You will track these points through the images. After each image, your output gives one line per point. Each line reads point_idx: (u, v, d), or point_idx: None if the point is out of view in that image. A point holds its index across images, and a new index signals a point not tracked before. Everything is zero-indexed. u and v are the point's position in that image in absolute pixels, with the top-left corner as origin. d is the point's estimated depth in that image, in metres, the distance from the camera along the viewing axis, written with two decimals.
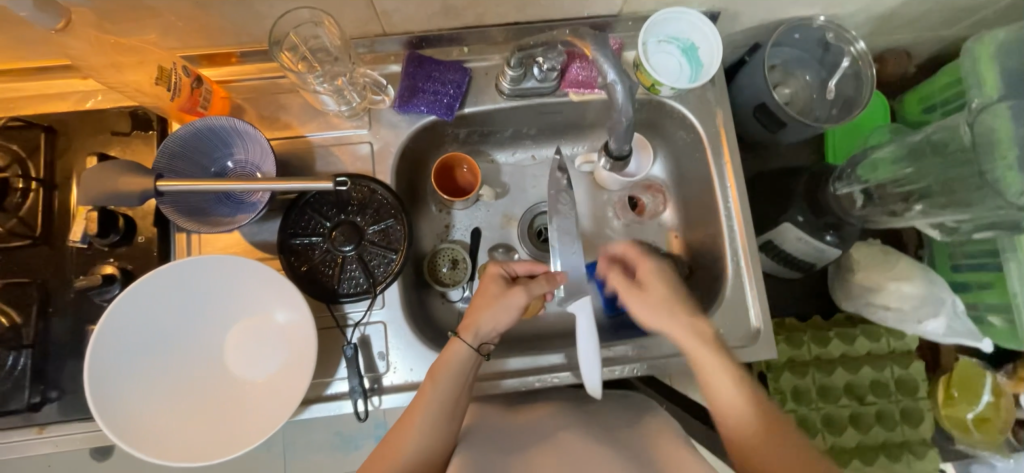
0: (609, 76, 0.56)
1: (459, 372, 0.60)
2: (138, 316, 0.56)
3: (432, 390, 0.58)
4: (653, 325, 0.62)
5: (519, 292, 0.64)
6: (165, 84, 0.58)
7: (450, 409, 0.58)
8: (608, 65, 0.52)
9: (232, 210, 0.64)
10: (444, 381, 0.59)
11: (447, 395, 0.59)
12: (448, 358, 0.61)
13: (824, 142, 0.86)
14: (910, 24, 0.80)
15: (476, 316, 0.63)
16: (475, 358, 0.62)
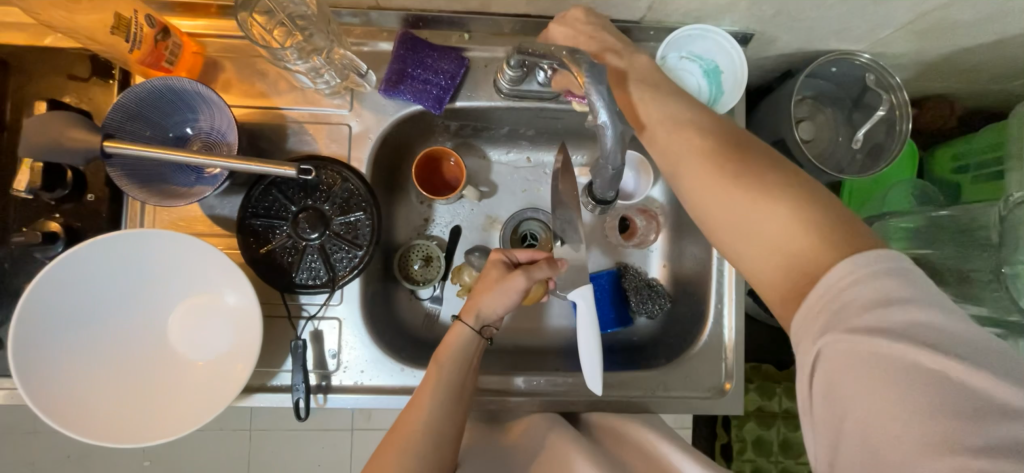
0: (601, 119, 0.44)
1: (461, 357, 0.57)
2: (75, 284, 0.53)
3: (437, 374, 0.55)
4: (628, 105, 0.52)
5: (520, 277, 0.58)
6: (123, 34, 0.52)
7: (456, 399, 0.55)
8: (600, 104, 0.43)
9: (191, 179, 0.59)
10: (451, 366, 0.56)
11: (455, 381, 0.56)
12: (450, 344, 0.58)
13: (842, 191, 0.82)
14: (959, 74, 0.73)
15: (476, 302, 0.59)
16: (476, 342, 0.59)
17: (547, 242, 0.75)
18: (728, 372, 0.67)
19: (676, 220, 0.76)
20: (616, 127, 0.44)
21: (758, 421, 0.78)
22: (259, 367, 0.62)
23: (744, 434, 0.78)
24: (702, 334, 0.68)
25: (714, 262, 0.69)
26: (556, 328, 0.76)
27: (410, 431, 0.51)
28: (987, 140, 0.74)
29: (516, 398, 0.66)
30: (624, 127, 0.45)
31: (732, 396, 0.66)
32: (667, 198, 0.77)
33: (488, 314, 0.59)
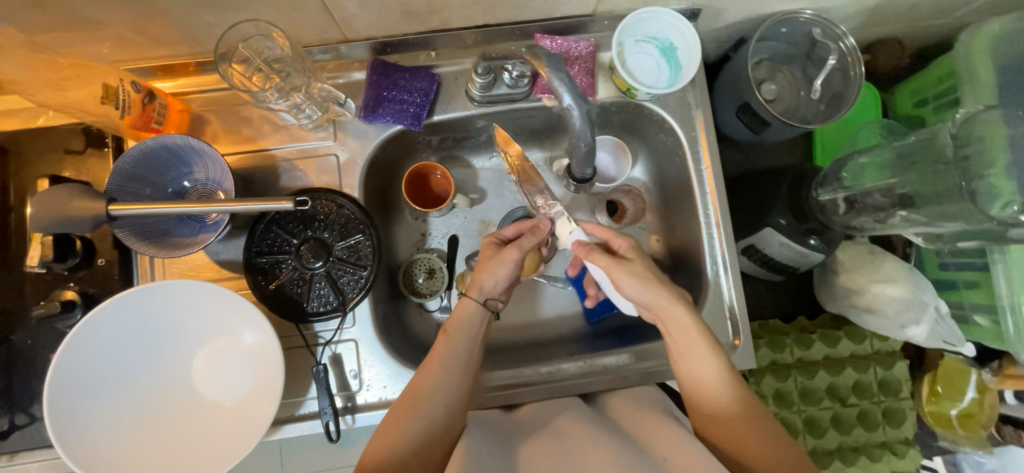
0: (564, 101, 0.52)
1: (471, 331, 0.60)
2: (98, 346, 0.55)
3: (446, 345, 0.59)
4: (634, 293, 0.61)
5: (514, 249, 0.63)
6: (112, 102, 0.56)
7: (465, 365, 0.58)
8: (562, 88, 0.52)
9: (195, 229, 0.62)
10: (461, 337, 0.60)
11: (464, 349, 0.59)
12: (458, 318, 0.61)
13: (812, 142, 0.86)
14: (902, 15, 0.76)
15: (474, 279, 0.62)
16: (483, 316, 0.62)
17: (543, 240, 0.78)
18: (736, 329, 0.68)
19: (659, 195, 0.80)
20: (579, 107, 0.53)
21: (774, 374, 0.80)
22: (284, 399, 0.63)
23: (763, 389, 0.80)
24: (704, 300, 0.70)
25: (702, 229, 0.71)
26: (566, 316, 0.79)
27: (419, 398, 0.54)
28: (939, 72, 0.78)
29: (537, 389, 0.68)
30: (585, 108, 0.54)
31: (743, 352, 0.67)
32: (648, 175, 0.81)
33: (484, 287, 0.62)
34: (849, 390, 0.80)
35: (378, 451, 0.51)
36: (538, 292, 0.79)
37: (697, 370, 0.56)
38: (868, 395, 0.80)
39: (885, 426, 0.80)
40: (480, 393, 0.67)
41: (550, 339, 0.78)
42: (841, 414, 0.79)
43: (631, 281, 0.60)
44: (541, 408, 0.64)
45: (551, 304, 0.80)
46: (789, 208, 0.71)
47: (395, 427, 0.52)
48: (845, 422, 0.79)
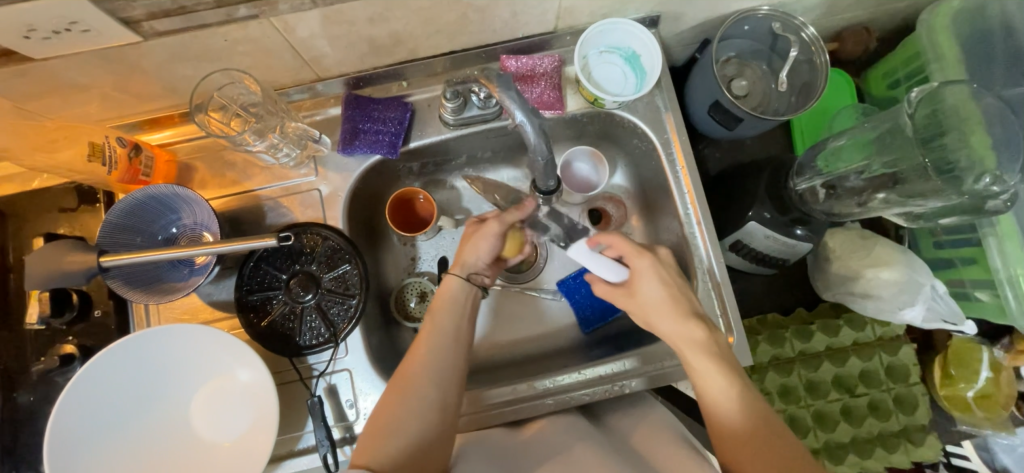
0: (517, 118, 0.56)
1: (456, 305, 0.63)
2: (95, 398, 0.56)
3: (432, 322, 0.61)
4: (656, 323, 0.61)
5: (494, 221, 0.66)
6: (99, 159, 0.58)
7: (453, 342, 0.60)
8: (515, 106, 0.55)
9: (185, 273, 0.64)
10: (445, 313, 0.62)
11: (451, 326, 0.61)
12: (443, 296, 0.64)
13: (791, 132, 0.87)
14: (862, 2, 0.77)
15: (458, 257, 0.66)
16: (469, 290, 0.65)
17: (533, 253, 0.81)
18: (729, 325, 0.68)
19: (643, 199, 0.80)
20: (532, 123, 0.56)
21: (777, 368, 0.78)
22: (283, 434, 0.64)
23: (768, 386, 0.78)
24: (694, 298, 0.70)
25: (685, 229, 0.71)
26: (559, 328, 0.79)
27: (412, 377, 0.55)
28: (906, 53, 0.79)
29: (534, 405, 0.67)
30: (537, 122, 0.57)
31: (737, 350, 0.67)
32: (629, 180, 0.82)
33: (465, 263, 0.66)
34: (857, 379, 0.78)
35: (376, 434, 0.51)
36: (532, 305, 0.80)
37: (708, 382, 0.55)
38: (877, 383, 0.78)
39: (899, 414, 0.78)
40: (479, 412, 0.67)
41: (547, 351, 0.78)
42: (852, 405, 0.78)
43: (651, 317, 0.61)
44: (538, 427, 0.63)
45: (543, 320, 0.79)
46: (770, 200, 0.70)
47: (387, 403, 0.54)
48: (856, 413, 0.77)
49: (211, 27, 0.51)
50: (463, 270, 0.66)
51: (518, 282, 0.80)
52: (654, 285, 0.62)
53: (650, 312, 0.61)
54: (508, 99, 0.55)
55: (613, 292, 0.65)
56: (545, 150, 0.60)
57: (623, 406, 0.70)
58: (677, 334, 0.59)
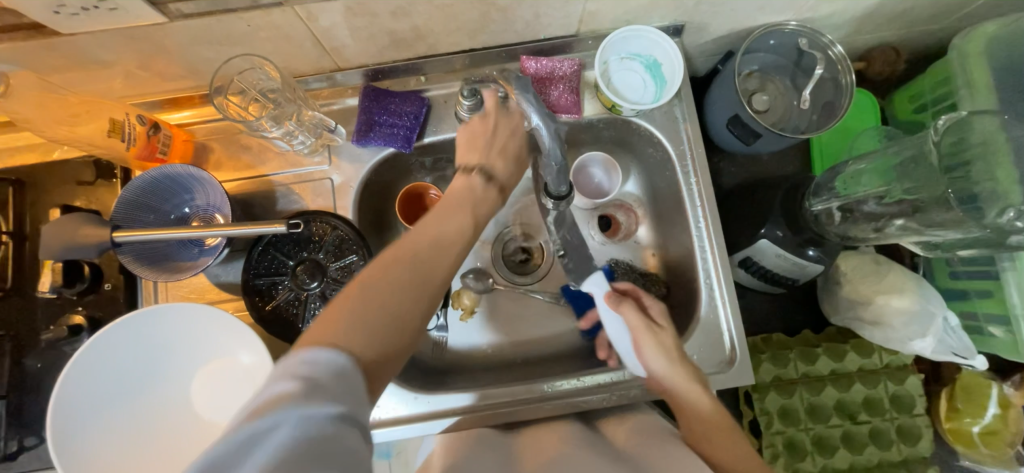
0: (533, 121, 0.56)
1: (467, 200, 0.54)
2: (100, 371, 0.57)
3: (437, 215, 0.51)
4: (658, 361, 0.59)
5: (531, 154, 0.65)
6: (118, 135, 0.59)
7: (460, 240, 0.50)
8: (530, 108, 0.56)
9: (195, 253, 0.64)
10: (451, 208, 0.52)
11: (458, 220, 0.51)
12: (453, 194, 0.55)
13: (810, 151, 0.86)
14: (893, 22, 0.76)
15: (461, 155, 0.60)
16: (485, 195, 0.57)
17: (540, 254, 0.82)
18: (733, 344, 0.67)
19: (653, 207, 0.80)
20: (548, 126, 0.57)
21: (779, 389, 0.77)
22: None
23: (768, 406, 0.77)
24: (698, 313, 0.69)
25: (695, 242, 0.71)
26: (562, 333, 0.79)
27: (408, 262, 0.45)
28: (936, 77, 0.77)
29: (530, 407, 0.67)
30: (554, 126, 0.57)
31: (740, 368, 0.66)
32: (641, 189, 0.81)
33: (472, 158, 0.59)
34: (859, 406, 0.77)
35: (355, 312, 0.40)
36: (535, 307, 0.79)
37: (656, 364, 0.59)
38: (880, 411, 0.77)
39: (900, 444, 0.76)
40: (474, 410, 0.67)
41: (547, 355, 0.78)
42: (852, 431, 0.76)
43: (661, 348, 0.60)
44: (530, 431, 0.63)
45: (546, 323, 0.79)
46: (783, 219, 0.70)
47: (376, 275, 0.42)
48: (856, 439, 0.76)
49: (236, 13, 0.52)
50: (472, 167, 0.58)
51: (523, 283, 0.80)
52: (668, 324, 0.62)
53: (666, 347, 0.60)
54: (525, 102, 0.56)
55: (642, 325, 0.61)
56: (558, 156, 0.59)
57: None
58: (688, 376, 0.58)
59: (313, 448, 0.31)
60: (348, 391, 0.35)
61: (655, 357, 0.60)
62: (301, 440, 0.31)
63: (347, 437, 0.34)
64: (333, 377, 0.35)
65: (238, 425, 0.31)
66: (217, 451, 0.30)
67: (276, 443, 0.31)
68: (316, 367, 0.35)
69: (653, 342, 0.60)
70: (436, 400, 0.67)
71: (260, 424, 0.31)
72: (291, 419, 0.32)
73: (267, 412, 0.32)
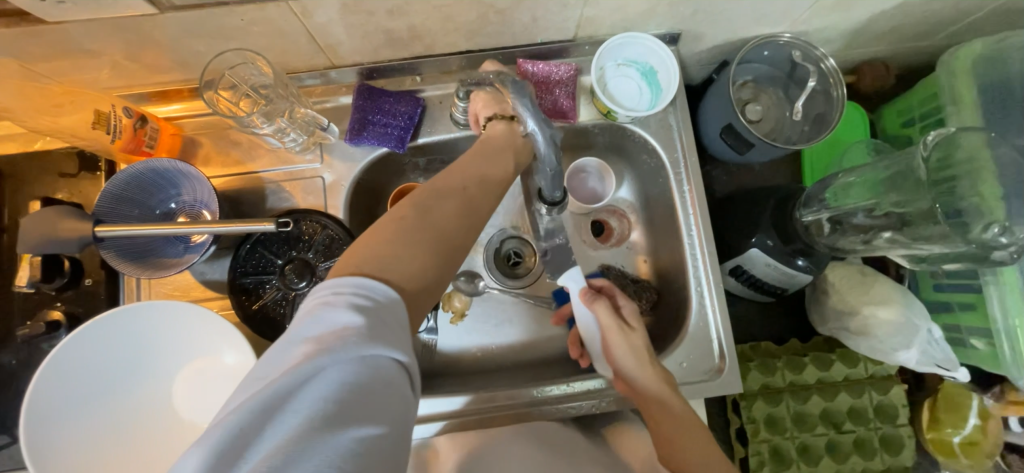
0: (529, 125, 0.57)
1: (504, 143, 0.57)
2: (77, 369, 0.55)
3: (474, 155, 0.54)
4: (625, 361, 0.60)
5: None
6: (103, 127, 0.58)
7: (494, 185, 0.53)
8: (529, 113, 0.56)
9: (180, 249, 0.63)
10: (489, 148, 0.55)
11: (496, 163, 0.54)
12: (488, 138, 0.57)
13: (801, 162, 0.87)
14: (884, 38, 0.77)
15: (490, 105, 0.62)
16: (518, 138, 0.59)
17: (532, 257, 0.81)
18: (722, 353, 0.67)
19: (646, 214, 0.80)
20: (544, 131, 0.57)
21: (766, 397, 0.78)
22: None
23: (755, 414, 0.77)
24: (688, 321, 0.69)
25: (686, 249, 0.71)
26: (552, 337, 0.79)
27: (446, 196, 0.48)
28: (924, 92, 0.78)
29: (518, 412, 0.67)
30: (550, 132, 0.58)
31: (729, 376, 0.66)
32: (634, 195, 0.81)
33: (501, 110, 0.61)
34: (844, 415, 0.78)
35: (397, 246, 0.42)
36: (527, 312, 0.79)
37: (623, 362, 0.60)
38: (864, 421, 0.78)
39: (883, 453, 0.77)
40: (462, 414, 0.66)
41: (538, 359, 0.78)
42: (837, 440, 0.77)
43: (626, 348, 0.60)
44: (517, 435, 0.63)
45: (537, 327, 0.79)
46: (774, 229, 0.70)
47: (414, 212, 0.45)
48: (840, 448, 0.77)
49: (229, 6, 0.51)
50: (504, 114, 0.60)
51: (515, 287, 0.80)
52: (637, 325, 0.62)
53: (634, 349, 0.60)
54: (522, 106, 0.56)
55: (613, 325, 0.62)
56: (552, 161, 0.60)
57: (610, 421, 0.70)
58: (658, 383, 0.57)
59: (361, 389, 0.34)
60: (395, 332, 0.37)
61: (621, 356, 0.61)
62: (349, 382, 0.34)
63: (393, 377, 0.36)
64: (381, 319, 0.37)
65: (293, 360, 0.34)
66: (274, 386, 0.32)
67: (329, 383, 0.33)
68: (366, 307, 0.37)
69: (623, 343, 0.61)
70: (426, 403, 0.66)
71: (312, 365, 0.33)
72: (340, 362, 0.34)
73: (319, 354, 0.33)
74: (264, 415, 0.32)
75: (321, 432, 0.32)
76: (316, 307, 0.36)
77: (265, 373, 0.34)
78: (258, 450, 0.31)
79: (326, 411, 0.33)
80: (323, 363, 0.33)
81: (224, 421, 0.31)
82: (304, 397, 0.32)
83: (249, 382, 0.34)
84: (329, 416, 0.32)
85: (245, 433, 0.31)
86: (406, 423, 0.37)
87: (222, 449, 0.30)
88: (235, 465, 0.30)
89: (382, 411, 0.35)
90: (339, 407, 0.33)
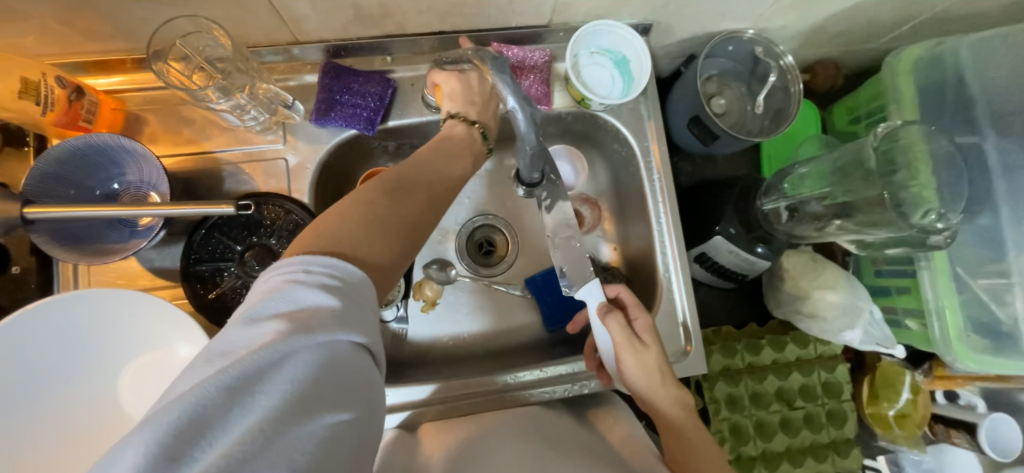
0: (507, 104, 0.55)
1: (462, 142, 0.56)
2: (1, 370, 0.50)
3: (433, 147, 0.54)
4: (635, 379, 0.59)
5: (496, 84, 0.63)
6: (33, 97, 0.52)
7: (456, 176, 0.52)
8: (507, 90, 0.54)
9: (126, 234, 0.58)
10: (446, 144, 0.55)
11: (454, 157, 0.54)
12: (445, 136, 0.57)
13: (760, 155, 0.91)
14: (836, 39, 0.81)
15: (453, 99, 0.60)
16: (477, 144, 0.58)
17: (504, 245, 0.81)
18: (688, 334, 0.70)
19: (616, 202, 0.81)
20: (523, 109, 0.55)
21: (727, 379, 0.82)
22: None
23: (716, 395, 0.81)
24: (657, 304, 0.71)
25: (654, 236, 0.73)
26: (525, 325, 0.79)
27: (409, 182, 0.47)
28: (871, 91, 0.84)
29: (492, 395, 0.67)
30: (529, 110, 0.56)
31: (693, 358, 0.69)
32: (604, 185, 0.82)
33: (466, 109, 0.60)
34: (796, 393, 0.83)
35: (365, 229, 0.40)
36: (500, 299, 0.79)
37: (631, 375, 0.59)
38: (813, 397, 0.83)
39: (830, 427, 0.83)
40: (437, 402, 0.66)
41: (511, 347, 0.77)
42: (789, 416, 0.82)
43: (637, 363, 0.59)
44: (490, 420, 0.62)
45: (509, 316, 0.79)
46: (736, 218, 0.73)
47: (381, 199, 0.43)
48: (793, 424, 0.82)
49: None
50: (466, 117, 0.59)
51: (488, 275, 0.79)
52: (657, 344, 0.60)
53: (651, 369, 0.58)
54: (500, 82, 0.55)
55: (624, 340, 0.59)
56: (533, 141, 0.58)
57: (583, 405, 0.71)
58: (672, 401, 0.58)
59: (331, 373, 0.33)
60: (365, 313, 0.37)
61: (629, 368, 0.59)
62: (321, 365, 0.33)
63: (362, 362, 0.36)
64: (356, 300, 0.36)
65: (261, 338, 0.32)
66: (241, 365, 0.30)
67: (299, 365, 0.32)
68: (337, 287, 0.35)
69: (634, 361, 0.59)
70: (397, 393, 0.65)
71: (283, 346, 0.32)
72: (314, 343, 0.33)
73: (291, 333, 0.32)
74: (229, 395, 0.29)
75: (290, 417, 0.30)
76: (284, 283, 0.34)
77: (226, 350, 0.32)
78: (220, 435, 0.29)
79: (298, 393, 0.31)
80: (299, 340, 0.33)
81: (178, 403, 0.29)
82: (275, 376, 0.31)
83: (206, 359, 0.31)
84: (300, 400, 0.31)
85: (206, 414, 0.28)
86: (376, 411, 0.37)
87: (180, 430, 0.28)
88: (191, 452, 0.27)
89: (351, 396, 0.34)
90: (310, 391, 0.32)
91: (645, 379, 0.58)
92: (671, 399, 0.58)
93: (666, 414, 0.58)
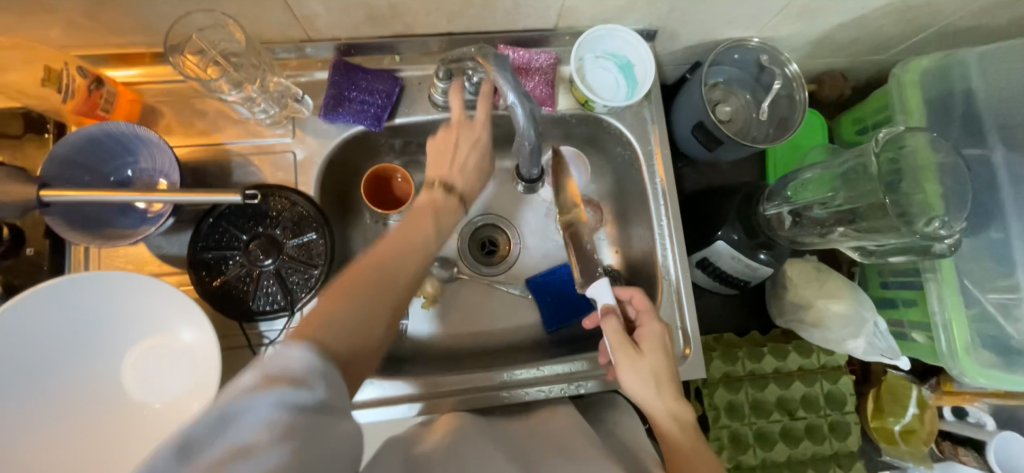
0: (507, 99, 0.56)
1: (440, 213, 0.56)
2: (11, 345, 0.51)
3: (413, 219, 0.54)
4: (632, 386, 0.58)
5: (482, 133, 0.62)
6: (54, 85, 0.54)
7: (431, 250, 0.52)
8: (507, 86, 0.55)
9: (137, 221, 0.60)
10: (421, 216, 0.55)
11: (431, 230, 0.53)
12: (420, 207, 0.56)
13: (765, 163, 0.91)
14: (843, 49, 0.82)
15: (432, 168, 0.60)
16: (450, 211, 0.58)
17: (506, 245, 0.82)
18: (686, 337, 0.69)
19: (618, 206, 0.81)
20: (524, 105, 0.56)
21: (727, 386, 0.81)
22: None
23: (716, 401, 0.80)
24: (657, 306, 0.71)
25: (656, 238, 0.73)
26: (524, 325, 0.79)
27: (387, 259, 0.48)
28: (877, 102, 0.83)
29: (488, 392, 0.67)
30: (529, 106, 0.57)
31: (692, 362, 0.68)
32: (607, 188, 0.82)
33: (441, 174, 0.60)
34: (798, 403, 0.82)
35: (342, 319, 0.42)
36: (500, 298, 0.79)
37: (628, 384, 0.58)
38: (816, 408, 0.82)
39: (832, 439, 0.81)
40: (433, 396, 0.66)
41: (510, 346, 0.77)
42: (790, 427, 0.81)
43: (636, 371, 0.57)
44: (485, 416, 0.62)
45: (509, 315, 0.79)
46: (740, 224, 0.73)
47: (358, 282, 0.45)
48: (793, 434, 0.81)
49: None
50: (435, 184, 0.59)
51: (490, 274, 0.80)
52: (659, 353, 0.59)
53: (650, 375, 0.57)
54: (501, 76, 0.55)
55: (622, 340, 0.59)
56: (532, 137, 0.59)
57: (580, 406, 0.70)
58: (667, 413, 0.56)
59: (286, 435, 0.34)
60: (331, 383, 0.38)
61: (626, 375, 0.58)
62: (274, 424, 0.34)
63: (331, 424, 0.37)
64: (324, 369, 0.38)
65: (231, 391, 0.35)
66: (206, 413, 0.34)
67: (254, 422, 0.34)
68: (306, 358, 0.37)
69: (632, 367, 0.58)
70: (395, 385, 0.65)
71: (242, 402, 0.34)
72: (270, 404, 0.34)
73: (253, 391, 0.35)
74: (190, 439, 0.33)
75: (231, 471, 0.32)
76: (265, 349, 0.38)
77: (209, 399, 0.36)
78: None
79: (245, 450, 0.33)
80: (260, 410, 0.34)
81: None
82: (236, 449, 0.33)
83: None
84: (263, 455, 0.33)
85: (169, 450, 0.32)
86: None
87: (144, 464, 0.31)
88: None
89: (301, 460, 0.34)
90: (257, 450, 0.33)
91: (642, 389, 0.57)
92: (667, 414, 0.56)
93: (663, 427, 0.56)
